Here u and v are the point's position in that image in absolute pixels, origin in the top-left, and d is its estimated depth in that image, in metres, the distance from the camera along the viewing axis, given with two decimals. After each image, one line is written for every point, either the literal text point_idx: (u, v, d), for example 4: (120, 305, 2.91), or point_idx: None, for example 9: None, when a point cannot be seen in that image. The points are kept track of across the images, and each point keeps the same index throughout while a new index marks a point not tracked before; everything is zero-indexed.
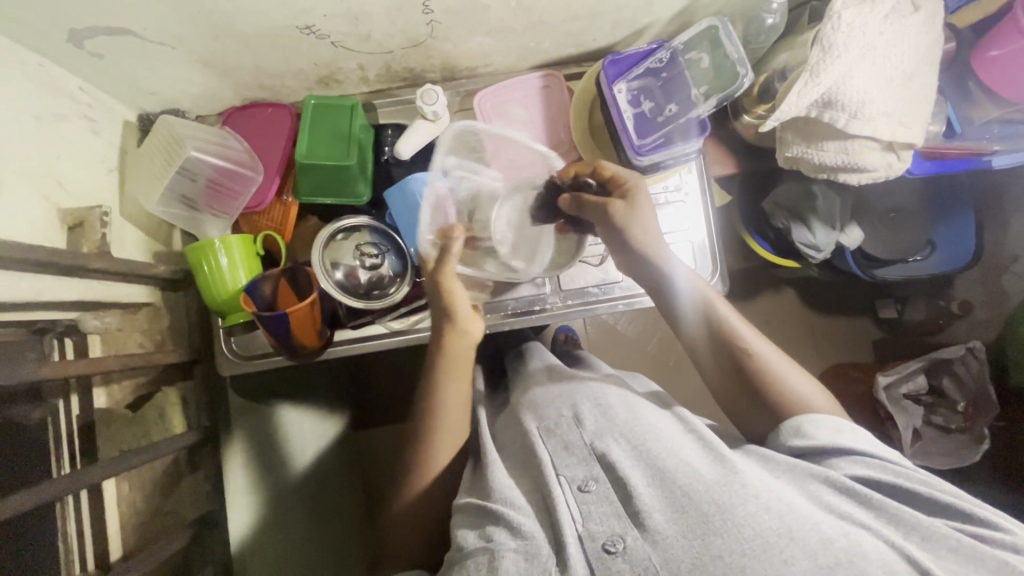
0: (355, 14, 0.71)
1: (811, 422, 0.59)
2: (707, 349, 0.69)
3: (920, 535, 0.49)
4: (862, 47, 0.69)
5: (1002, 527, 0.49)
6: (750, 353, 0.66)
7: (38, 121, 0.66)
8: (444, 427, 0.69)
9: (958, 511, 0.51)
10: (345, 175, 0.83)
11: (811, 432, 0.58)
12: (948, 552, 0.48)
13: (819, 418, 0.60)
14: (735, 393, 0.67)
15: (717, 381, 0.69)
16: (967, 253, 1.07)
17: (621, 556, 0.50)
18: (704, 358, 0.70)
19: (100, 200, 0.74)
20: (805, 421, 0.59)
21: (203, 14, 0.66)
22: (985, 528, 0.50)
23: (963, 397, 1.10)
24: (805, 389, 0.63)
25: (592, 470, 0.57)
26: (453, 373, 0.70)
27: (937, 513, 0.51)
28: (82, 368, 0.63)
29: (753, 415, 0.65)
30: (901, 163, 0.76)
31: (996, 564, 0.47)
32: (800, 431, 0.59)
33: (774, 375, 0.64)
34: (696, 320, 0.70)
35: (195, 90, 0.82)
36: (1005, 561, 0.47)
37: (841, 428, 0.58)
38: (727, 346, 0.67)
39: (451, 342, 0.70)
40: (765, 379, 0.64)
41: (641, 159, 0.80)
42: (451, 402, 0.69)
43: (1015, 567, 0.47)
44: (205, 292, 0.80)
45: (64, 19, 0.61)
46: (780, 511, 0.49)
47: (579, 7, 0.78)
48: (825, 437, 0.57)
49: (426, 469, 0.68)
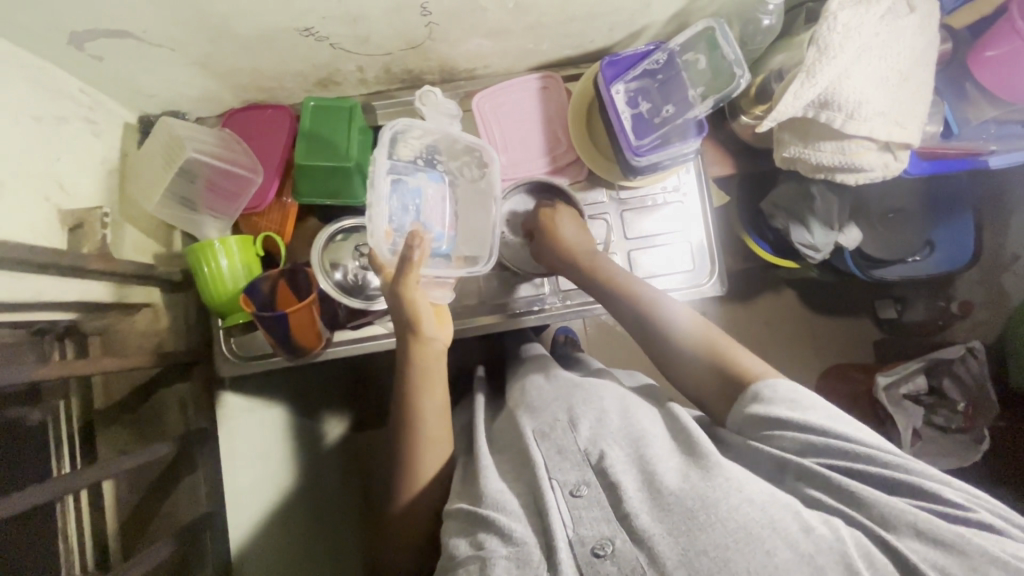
0: (353, 16, 0.71)
1: (770, 386, 0.59)
2: (673, 351, 0.70)
3: (880, 515, 0.49)
4: (857, 47, 0.69)
5: (953, 500, 0.49)
6: (708, 346, 0.67)
7: (39, 123, 0.66)
8: (429, 430, 0.68)
9: (913, 487, 0.50)
10: (345, 176, 0.84)
11: (767, 404, 0.58)
12: (906, 530, 0.48)
13: (776, 382, 0.60)
14: (721, 395, 0.65)
15: (703, 386, 0.66)
16: (967, 254, 1.08)
17: (610, 559, 0.50)
18: (674, 362, 0.69)
19: (100, 201, 0.75)
20: (764, 387, 0.59)
21: (202, 16, 0.66)
22: (936, 500, 0.49)
23: (965, 398, 1.10)
24: (755, 364, 0.64)
25: (585, 475, 0.57)
26: (429, 382, 0.69)
27: (892, 488, 0.51)
28: (82, 369, 0.64)
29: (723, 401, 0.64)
30: (898, 163, 0.76)
31: (952, 538, 0.47)
32: (759, 397, 0.59)
33: (733, 357, 0.65)
34: (680, 327, 0.70)
35: (195, 92, 0.83)
36: (960, 535, 0.47)
37: (798, 399, 0.57)
38: (688, 343, 0.68)
39: (422, 350, 0.69)
40: (742, 372, 0.63)
41: (640, 159, 0.80)
42: (429, 414, 0.68)
43: (971, 540, 0.46)
44: (205, 294, 0.80)
45: (64, 22, 0.62)
46: (763, 503, 0.50)
47: (576, 9, 0.78)
48: (773, 411, 0.57)
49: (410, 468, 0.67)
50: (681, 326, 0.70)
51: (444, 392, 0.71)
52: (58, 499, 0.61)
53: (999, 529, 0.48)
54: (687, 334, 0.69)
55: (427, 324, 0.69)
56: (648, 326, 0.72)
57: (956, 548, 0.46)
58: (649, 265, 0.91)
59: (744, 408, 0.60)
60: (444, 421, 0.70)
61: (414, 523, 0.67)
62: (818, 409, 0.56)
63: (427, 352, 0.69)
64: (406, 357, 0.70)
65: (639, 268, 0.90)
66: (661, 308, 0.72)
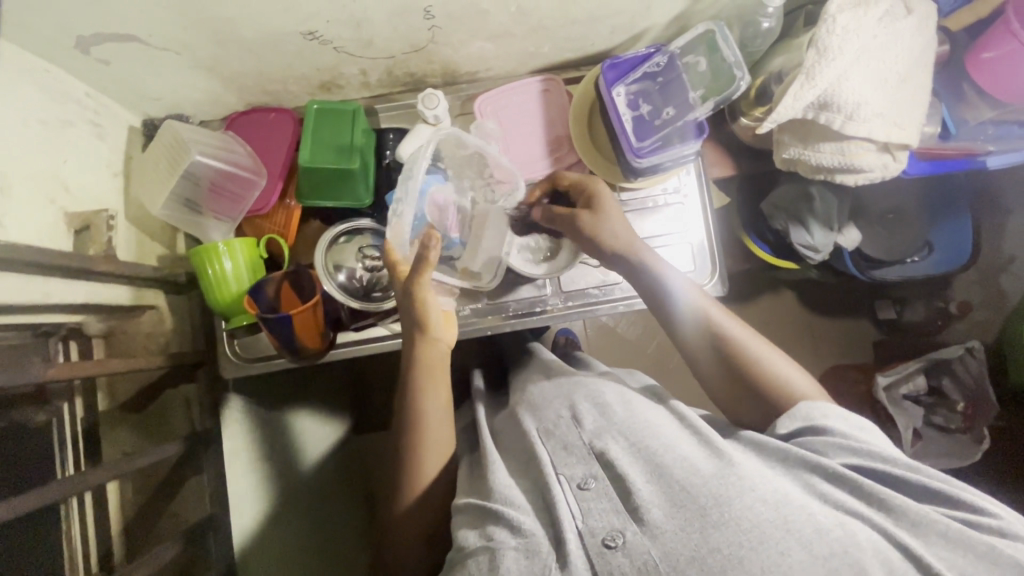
0: (358, 20, 0.71)
1: (816, 406, 0.60)
2: (705, 349, 0.68)
3: (912, 522, 0.50)
4: (856, 49, 0.70)
5: (990, 513, 0.50)
6: (748, 354, 0.66)
7: (45, 126, 0.67)
8: (434, 431, 0.69)
9: (950, 499, 0.52)
10: (348, 179, 0.84)
11: (818, 419, 0.59)
12: (939, 538, 0.49)
13: (821, 403, 0.61)
14: (736, 392, 0.66)
15: (716, 382, 0.68)
16: (963, 256, 1.09)
17: (621, 550, 0.50)
18: (693, 352, 0.69)
19: (105, 204, 0.75)
20: (812, 407, 0.60)
21: (207, 20, 0.67)
22: (974, 514, 0.51)
23: (964, 397, 1.11)
24: (795, 379, 0.65)
25: (592, 468, 0.58)
26: (433, 382, 0.70)
27: (930, 499, 0.52)
28: (90, 369, 0.64)
29: (750, 404, 0.65)
30: (897, 163, 0.77)
31: (985, 549, 0.48)
32: (809, 417, 0.60)
33: (774, 371, 0.65)
34: (687, 318, 0.69)
35: (199, 95, 0.83)
36: (993, 546, 0.48)
37: (849, 418, 0.59)
38: (727, 348, 0.67)
39: (427, 348, 0.70)
40: (761, 375, 0.65)
41: (641, 161, 0.81)
42: (432, 414, 0.69)
43: (1002, 551, 0.48)
44: (209, 295, 0.80)
45: (71, 26, 0.62)
46: (776, 503, 0.50)
47: (578, 12, 0.79)
48: (827, 423, 0.59)
49: (415, 466, 0.68)
50: (724, 331, 0.67)
51: (447, 390, 0.71)
52: (65, 499, 0.62)
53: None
54: (729, 339, 0.67)
55: (433, 324, 0.69)
56: (685, 323, 0.69)
57: (987, 557, 0.48)
58: None
59: (784, 423, 0.61)
60: (448, 421, 0.71)
61: (419, 523, 0.68)
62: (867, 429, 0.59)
63: (432, 353, 0.70)
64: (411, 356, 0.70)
65: None
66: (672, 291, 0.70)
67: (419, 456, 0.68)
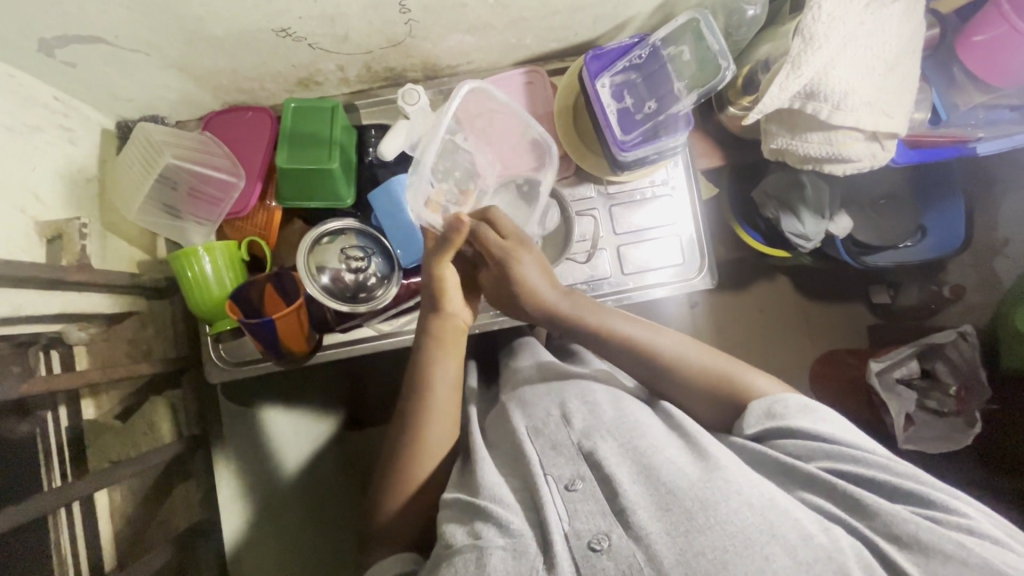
0: (330, 15, 0.69)
1: (779, 402, 0.59)
2: (681, 386, 0.66)
3: (884, 526, 0.49)
4: (843, 37, 0.68)
5: (959, 512, 0.49)
6: (717, 371, 0.65)
7: (13, 134, 0.65)
8: (442, 395, 0.70)
9: (918, 497, 0.50)
10: (328, 179, 0.82)
11: (781, 416, 0.58)
12: (909, 543, 0.48)
13: (786, 396, 0.60)
14: (714, 408, 0.64)
15: (694, 403, 0.66)
16: (957, 241, 1.06)
17: (606, 554, 0.50)
18: (677, 375, 0.67)
19: (77, 210, 0.74)
20: (773, 403, 0.60)
21: (175, 20, 0.65)
22: (944, 512, 0.49)
23: (955, 380, 1.09)
24: (761, 381, 0.64)
25: (579, 469, 0.57)
26: (449, 355, 0.72)
27: (900, 499, 0.51)
28: (65, 381, 0.63)
29: (730, 408, 0.63)
30: (886, 152, 0.76)
31: (953, 550, 0.46)
32: (771, 413, 0.59)
33: (739, 378, 0.64)
34: (671, 351, 0.68)
35: (173, 95, 0.81)
36: (961, 546, 0.46)
37: (813, 412, 0.58)
38: (701, 373, 0.66)
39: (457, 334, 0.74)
40: (740, 387, 0.63)
41: (626, 155, 0.79)
42: (441, 380, 0.70)
43: (972, 550, 0.46)
44: (188, 297, 0.79)
45: (34, 30, 0.61)
46: (762, 508, 0.50)
47: (558, 2, 0.77)
48: (791, 424, 0.57)
49: (419, 439, 0.68)
50: (697, 361, 0.67)
51: (458, 362, 0.73)
52: (50, 512, 0.61)
53: (1002, 543, 0.47)
54: (701, 366, 0.66)
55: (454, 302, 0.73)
56: (662, 358, 0.68)
57: (957, 559, 0.46)
58: (642, 258, 0.90)
59: (751, 423, 0.59)
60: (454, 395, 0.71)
61: (412, 512, 0.66)
62: (834, 422, 0.57)
63: (453, 329, 0.73)
64: (428, 328, 0.73)
65: (630, 264, 0.90)
66: (657, 342, 0.69)
67: (417, 442, 0.68)
